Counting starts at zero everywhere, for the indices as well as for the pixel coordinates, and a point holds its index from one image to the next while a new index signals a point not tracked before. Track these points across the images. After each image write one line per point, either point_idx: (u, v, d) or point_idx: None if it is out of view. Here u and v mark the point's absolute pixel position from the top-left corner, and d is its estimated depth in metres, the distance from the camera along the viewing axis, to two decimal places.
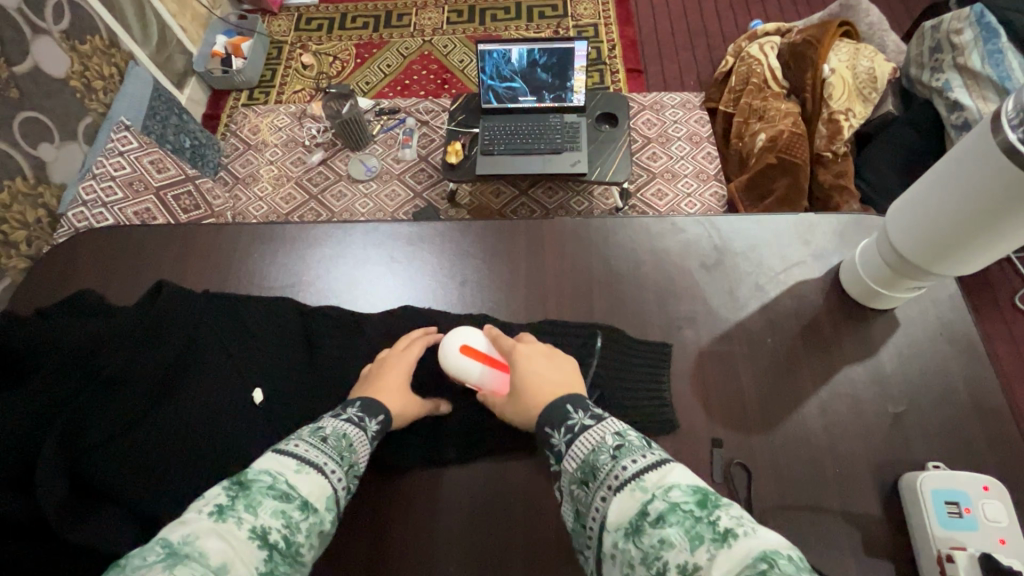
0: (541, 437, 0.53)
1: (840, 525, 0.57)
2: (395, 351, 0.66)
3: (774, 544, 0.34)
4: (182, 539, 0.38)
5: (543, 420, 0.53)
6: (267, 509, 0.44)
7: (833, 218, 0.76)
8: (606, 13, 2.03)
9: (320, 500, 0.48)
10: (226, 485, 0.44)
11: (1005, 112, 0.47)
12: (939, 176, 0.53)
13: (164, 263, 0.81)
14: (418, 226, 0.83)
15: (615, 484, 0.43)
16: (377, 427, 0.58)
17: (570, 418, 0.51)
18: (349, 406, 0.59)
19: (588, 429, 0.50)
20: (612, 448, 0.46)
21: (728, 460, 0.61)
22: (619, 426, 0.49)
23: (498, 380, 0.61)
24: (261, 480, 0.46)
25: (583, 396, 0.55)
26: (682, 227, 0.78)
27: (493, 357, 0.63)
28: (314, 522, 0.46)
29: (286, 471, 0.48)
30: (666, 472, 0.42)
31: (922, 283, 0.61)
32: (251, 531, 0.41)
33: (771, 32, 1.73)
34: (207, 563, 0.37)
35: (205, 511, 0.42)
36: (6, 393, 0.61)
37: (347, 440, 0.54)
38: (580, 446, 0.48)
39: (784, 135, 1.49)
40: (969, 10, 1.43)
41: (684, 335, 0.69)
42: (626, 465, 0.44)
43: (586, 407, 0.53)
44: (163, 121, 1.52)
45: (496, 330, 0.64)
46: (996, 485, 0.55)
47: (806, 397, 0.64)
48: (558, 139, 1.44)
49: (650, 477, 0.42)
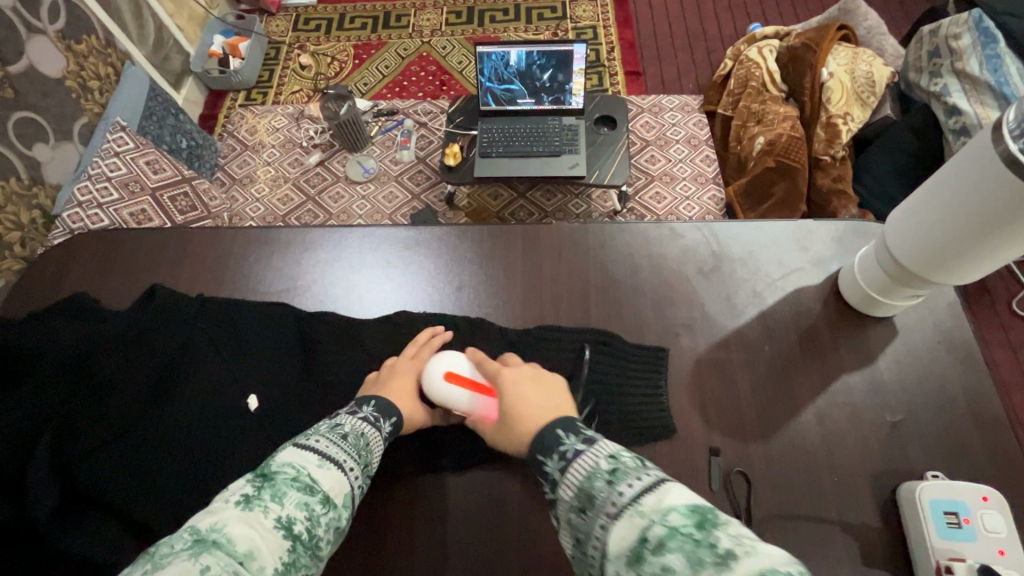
0: (534, 464, 0.50)
1: (838, 535, 0.57)
2: (402, 359, 0.67)
3: (776, 561, 0.33)
4: (210, 528, 0.40)
5: (535, 447, 0.50)
6: (292, 500, 0.45)
7: (831, 224, 0.76)
8: (605, 15, 2.03)
9: (339, 496, 0.49)
10: (250, 478, 0.46)
11: (1006, 122, 0.47)
12: (942, 182, 0.52)
13: (160, 265, 0.81)
14: (414, 230, 0.82)
15: (612, 510, 0.41)
16: (390, 428, 0.59)
17: (562, 443, 0.49)
18: (365, 403, 0.59)
19: (580, 454, 0.47)
20: (607, 473, 0.44)
21: (726, 469, 0.61)
22: (612, 448, 0.46)
23: (485, 404, 0.60)
24: (285, 472, 0.47)
25: (573, 418, 0.52)
26: (680, 233, 0.77)
27: (478, 382, 0.62)
28: (332, 517, 0.48)
29: (309, 464, 0.49)
30: (664, 492, 0.39)
31: (920, 292, 0.61)
32: (277, 522, 0.43)
33: (769, 35, 1.73)
34: (233, 551, 0.39)
35: (232, 501, 0.44)
36: (5, 400, 0.62)
37: (365, 439, 0.55)
38: (573, 472, 0.46)
39: (783, 138, 1.48)
40: (968, 16, 1.44)
41: (681, 342, 0.69)
42: (623, 490, 0.41)
43: (577, 430, 0.50)
44: (160, 121, 1.51)
45: (480, 354, 0.65)
46: (995, 495, 0.54)
47: (804, 405, 0.64)
48: (557, 141, 1.43)
49: (647, 500, 0.39)
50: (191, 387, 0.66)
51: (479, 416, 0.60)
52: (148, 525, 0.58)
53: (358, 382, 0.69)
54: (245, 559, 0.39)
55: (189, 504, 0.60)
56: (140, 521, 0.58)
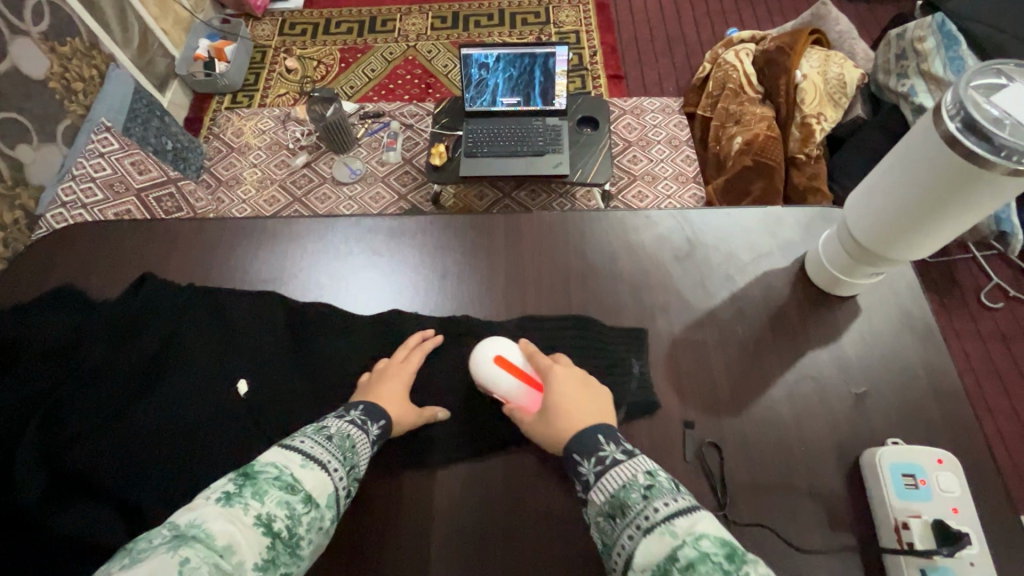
0: (568, 462, 0.54)
1: (807, 501, 0.60)
2: (395, 362, 0.69)
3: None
4: (189, 523, 0.42)
5: (572, 445, 0.54)
6: (273, 498, 0.47)
7: (799, 210, 0.79)
8: (587, 21, 2.08)
9: (321, 496, 0.50)
10: (233, 475, 0.47)
11: (945, 105, 0.51)
12: (891, 166, 0.56)
13: (147, 256, 0.82)
14: (399, 221, 0.84)
15: (644, 525, 0.45)
16: (378, 431, 0.61)
17: (602, 449, 0.53)
18: (353, 408, 0.61)
19: (619, 463, 0.51)
20: (644, 487, 0.48)
21: (700, 441, 0.63)
22: (649, 464, 0.51)
23: (529, 397, 0.63)
24: (267, 471, 0.49)
25: (613, 428, 0.56)
26: (656, 221, 0.80)
27: (528, 374, 0.64)
28: (315, 517, 0.49)
29: (292, 464, 0.51)
30: (696, 519, 0.44)
31: (879, 269, 0.65)
32: (256, 519, 0.44)
33: (746, 39, 1.79)
34: (212, 545, 0.41)
35: (213, 498, 0.45)
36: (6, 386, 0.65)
37: (351, 441, 0.57)
38: (608, 480, 0.50)
39: (760, 138, 1.52)
40: (931, 20, 1.50)
41: (656, 324, 0.72)
42: (658, 507, 0.46)
43: (617, 440, 0.54)
44: (144, 125, 1.48)
45: (532, 347, 0.66)
46: (949, 457, 0.58)
47: (774, 381, 0.67)
48: (540, 141, 1.47)
49: (680, 522, 0.44)
50: (180, 372, 0.67)
51: (518, 406, 0.63)
52: (135, 504, 0.59)
53: (344, 368, 0.70)
54: (224, 553, 0.41)
55: (177, 488, 0.60)
56: (125, 504, 0.59)
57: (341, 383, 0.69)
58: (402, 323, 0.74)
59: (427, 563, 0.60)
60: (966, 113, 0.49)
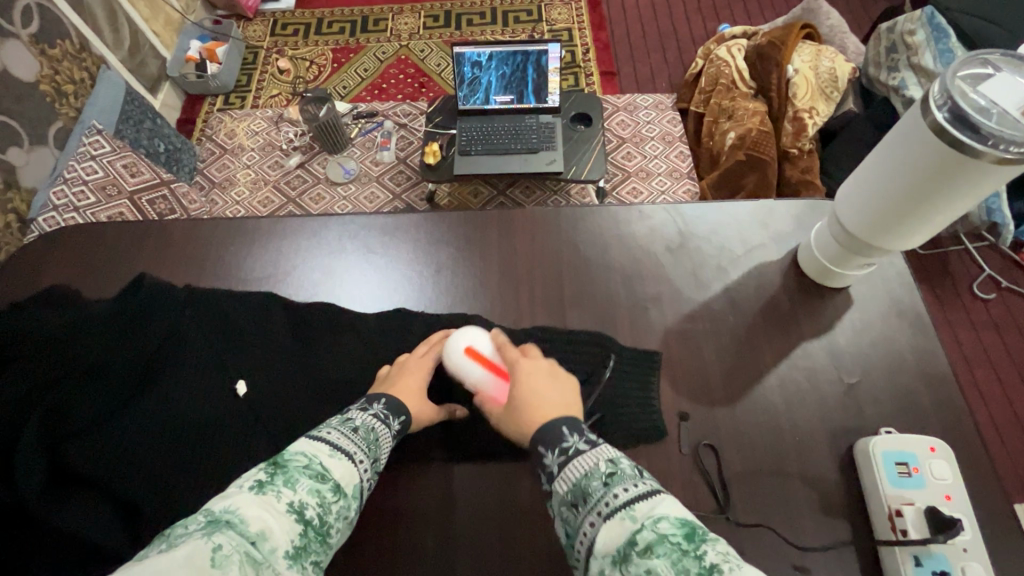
0: (534, 455, 0.53)
1: (800, 489, 0.60)
2: (414, 356, 0.67)
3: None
4: (223, 509, 0.41)
5: (536, 438, 0.52)
6: (304, 486, 0.47)
7: (790, 202, 0.80)
8: (580, 18, 2.08)
9: (349, 486, 0.50)
10: (264, 465, 0.48)
11: (932, 96, 0.51)
12: (881, 157, 0.56)
13: (141, 256, 0.82)
14: (393, 218, 0.84)
15: (605, 511, 0.44)
16: (399, 426, 0.60)
17: (565, 440, 0.51)
18: (376, 400, 0.60)
19: (582, 453, 0.49)
20: (604, 474, 0.46)
21: (694, 433, 0.64)
22: (613, 453, 0.49)
23: (497, 387, 0.62)
24: (297, 460, 0.49)
25: (579, 419, 0.54)
26: (649, 215, 0.81)
27: (496, 364, 0.63)
28: (343, 506, 0.49)
29: (321, 454, 0.51)
30: (657, 503, 0.42)
31: (870, 260, 0.65)
32: (289, 506, 0.45)
33: (737, 35, 1.80)
34: (246, 531, 0.40)
35: (246, 486, 0.45)
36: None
37: (375, 434, 0.56)
38: (571, 469, 0.48)
39: (752, 133, 1.54)
40: (921, 13, 1.49)
41: (650, 316, 0.72)
42: (618, 494, 0.44)
43: (581, 431, 0.52)
44: (136, 124, 1.50)
45: (503, 337, 0.65)
46: (941, 445, 0.59)
47: (767, 371, 0.67)
48: (534, 139, 1.47)
49: (641, 507, 0.42)
50: (180, 368, 0.66)
51: (486, 396, 0.62)
52: (136, 505, 0.59)
53: (339, 366, 0.70)
54: (257, 539, 0.40)
55: (178, 489, 0.60)
56: (130, 503, 0.59)
57: (337, 380, 0.69)
58: (396, 320, 0.74)
59: (423, 559, 0.60)
60: (953, 102, 0.50)
